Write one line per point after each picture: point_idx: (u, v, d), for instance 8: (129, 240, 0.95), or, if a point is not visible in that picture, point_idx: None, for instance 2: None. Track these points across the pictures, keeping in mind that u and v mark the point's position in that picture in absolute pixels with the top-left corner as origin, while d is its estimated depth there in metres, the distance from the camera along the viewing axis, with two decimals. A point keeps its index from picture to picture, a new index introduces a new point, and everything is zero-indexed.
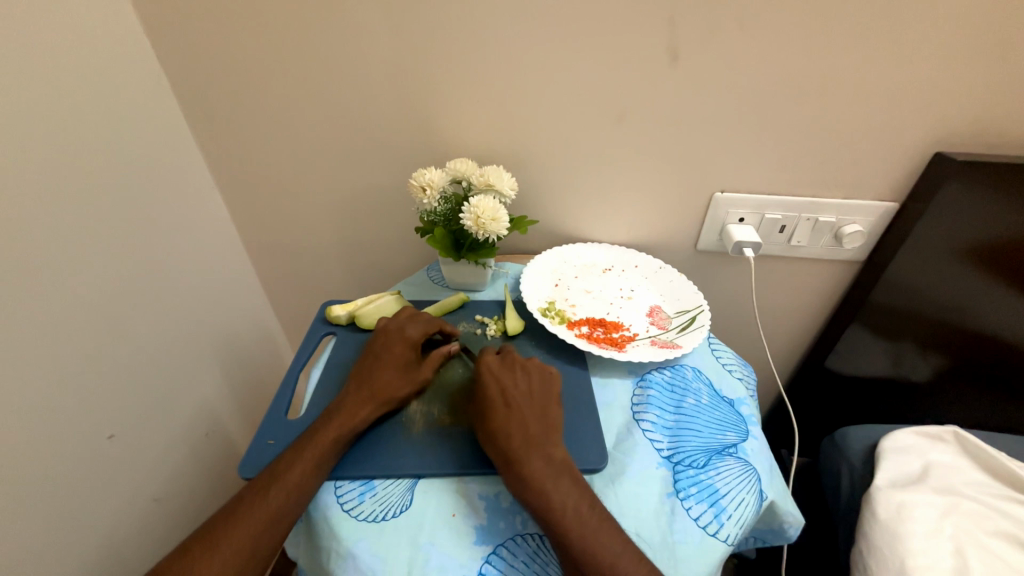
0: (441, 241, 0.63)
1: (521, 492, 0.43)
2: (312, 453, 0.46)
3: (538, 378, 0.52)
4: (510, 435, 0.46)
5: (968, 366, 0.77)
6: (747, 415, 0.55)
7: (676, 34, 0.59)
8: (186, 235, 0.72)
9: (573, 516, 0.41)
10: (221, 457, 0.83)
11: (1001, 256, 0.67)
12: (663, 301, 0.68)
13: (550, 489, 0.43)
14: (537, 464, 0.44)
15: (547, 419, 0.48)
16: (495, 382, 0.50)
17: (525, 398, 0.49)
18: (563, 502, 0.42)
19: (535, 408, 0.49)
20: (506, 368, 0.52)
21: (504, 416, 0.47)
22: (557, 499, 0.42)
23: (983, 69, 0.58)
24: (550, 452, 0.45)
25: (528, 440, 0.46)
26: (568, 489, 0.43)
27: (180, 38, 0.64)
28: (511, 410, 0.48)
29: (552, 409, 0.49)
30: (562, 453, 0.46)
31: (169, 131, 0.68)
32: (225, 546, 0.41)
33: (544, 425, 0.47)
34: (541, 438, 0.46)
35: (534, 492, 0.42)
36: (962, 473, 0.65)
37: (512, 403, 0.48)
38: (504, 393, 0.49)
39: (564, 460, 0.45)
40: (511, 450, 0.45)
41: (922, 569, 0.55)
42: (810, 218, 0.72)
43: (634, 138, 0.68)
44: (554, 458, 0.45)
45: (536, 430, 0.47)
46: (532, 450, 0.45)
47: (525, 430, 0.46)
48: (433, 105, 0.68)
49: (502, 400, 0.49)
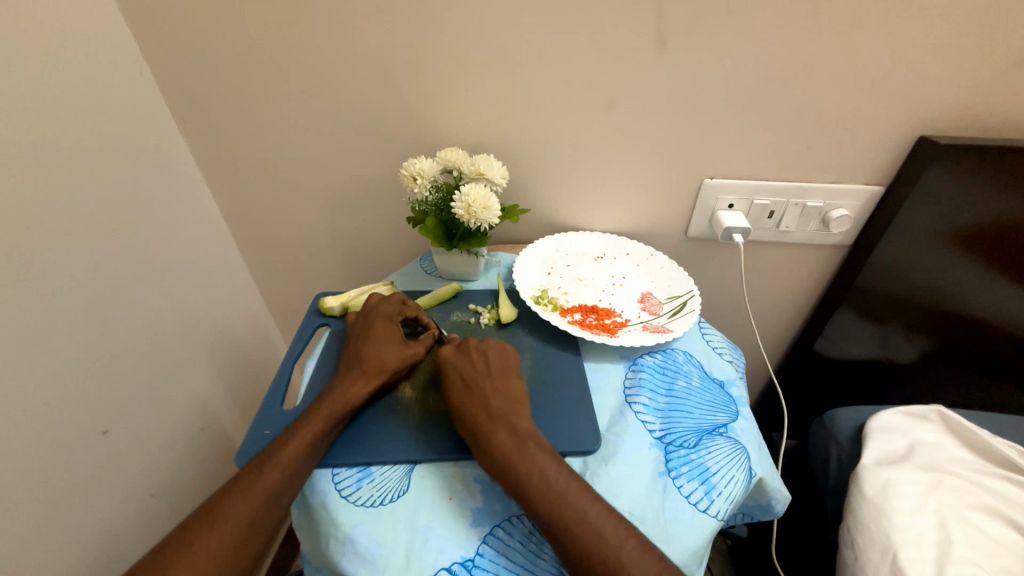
0: (433, 230, 0.63)
1: (489, 464, 0.44)
2: (307, 432, 0.47)
3: (497, 356, 0.53)
4: (471, 412, 0.47)
5: (951, 346, 0.79)
6: (736, 396, 0.56)
7: (664, 20, 0.59)
8: (176, 230, 0.72)
9: (540, 480, 0.42)
10: (216, 451, 0.83)
11: (983, 238, 0.68)
12: (655, 287, 0.69)
13: (515, 458, 0.43)
14: (499, 436, 0.44)
15: (508, 394, 0.49)
16: (454, 367, 0.51)
17: (485, 376, 0.50)
18: (528, 469, 0.42)
19: (495, 384, 0.49)
20: (465, 350, 0.53)
21: (464, 394, 0.48)
22: (522, 466, 0.42)
23: (966, 52, 0.58)
24: (513, 423, 0.46)
25: (489, 413, 0.46)
26: (534, 455, 0.43)
27: (162, 28, 0.63)
28: (471, 389, 0.49)
29: (512, 384, 0.50)
30: (527, 423, 0.46)
31: (155, 124, 0.67)
32: (222, 523, 0.41)
33: (506, 399, 0.48)
34: (503, 410, 0.47)
35: (499, 461, 0.43)
36: (946, 450, 0.66)
37: (471, 382, 0.49)
38: (463, 375, 0.50)
39: (529, 429, 0.46)
40: (474, 424, 0.46)
41: (906, 544, 0.56)
42: (798, 203, 0.73)
43: (624, 126, 0.68)
44: (517, 427, 0.46)
45: (498, 405, 0.47)
46: (494, 423, 0.46)
47: (486, 406, 0.47)
48: (422, 94, 0.67)
49: (462, 382, 0.49)
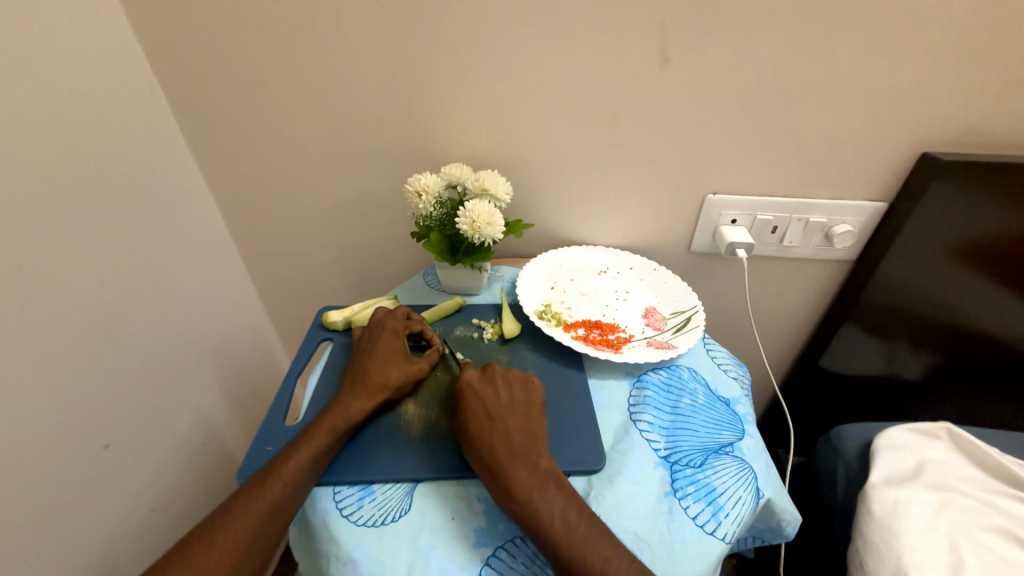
0: (437, 245, 0.64)
1: (508, 505, 0.43)
2: (310, 447, 0.46)
3: (521, 387, 0.52)
4: (493, 445, 0.46)
5: (958, 363, 0.78)
6: (742, 414, 0.56)
7: (665, 39, 0.60)
8: (182, 244, 0.73)
9: (562, 525, 0.41)
10: (217, 465, 0.83)
11: (988, 254, 0.68)
12: (658, 302, 0.69)
13: (536, 499, 0.42)
14: (521, 475, 0.44)
15: (531, 429, 0.48)
16: (476, 395, 0.50)
17: (508, 409, 0.49)
18: (550, 512, 0.42)
19: (518, 419, 0.48)
20: (489, 380, 0.52)
21: (486, 426, 0.47)
22: (544, 508, 0.42)
23: (964, 70, 0.59)
24: (535, 461, 0.45)
25: (512, 449, 0.45)
26: (555, 497, 0.43)
27: (174, 47, 0.64)
28: (493, 421, 0.48)
29: (535, 418, 0.49)
30: (548, 461, 0.46)
31: (163, 139, 0.69)
32: (222, 538, 0.41)
33: (528, 434, 0.47)
34: (525, 447, 0.46)
35: (517, 501, 0.42)
36: (956, 469, 0.65)
37: (492, 415, 0.48)
38: (485, 405, 0.49)
39: (550, 468, 0.45)
40: (495, 460, 0.45)
41: (918, 565, 0.55)
42: (801, 218, 0.73)
43: (626, 143, 0.69)
44: (539, 467, 0.45)
45: (520, 439, 0.46)
46: (516, 461, 0.45)
47: (509, 440, 0.46)
48: (428, 111, 0.68)
49: (484, 412, 0.48)
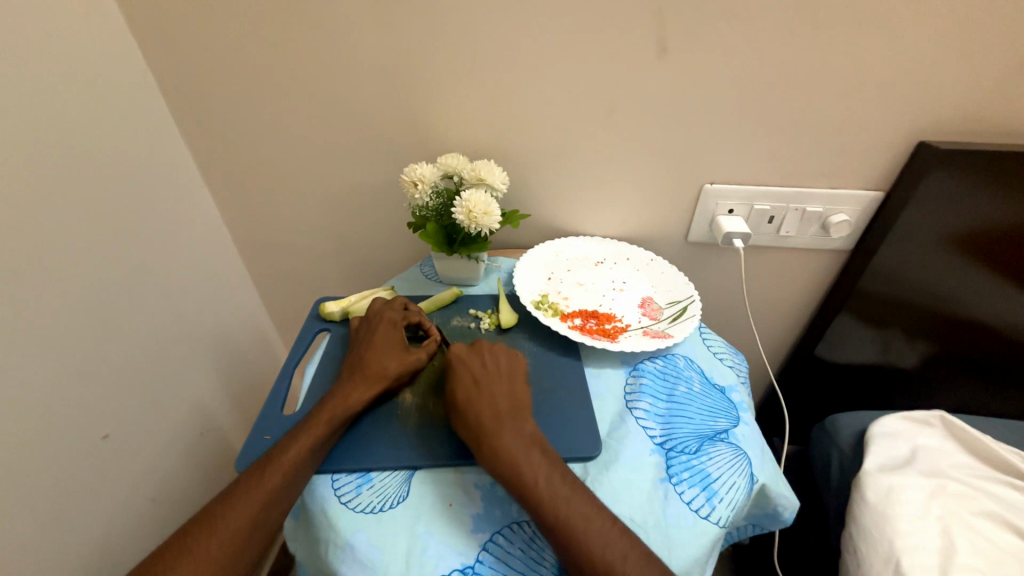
0: (433, 235, 0.64)
1: (494, 466, 0.43)
2: (309, 437, 0.46)
3: (508, 358, 0.52)
4: (480, 411, 0.46)
5: (953, 351, 0.79)
6: (738, 402, 0.56)
7: (663, 26, 0.60)
8: (177, 236, 0.72)
9: (544, 487, 0.42)
10: (216, 456, 0.83)
11: (983, 243, 0.68)
12: (655, 292, 0.69)
13: (521, 462, 0.43)
14: (507, 439, 0.44)
15: (517, 396, 0.49)
16: (463, 364, 0.51)
17: (495, 377, 0.50)
18: (533, 475, 0.42)
19: (503, 387, 0.49)
20: (475, 350, 0.52)
21: (474, 392, 0.48)
22: (527, 470, 0.42)
23: (962, 59, 0.59)
24: (521, 427, 0.46)
25: (499, 414, 0.46)
26: (539, 460, 0.43)
27: (167, 36, 0.63)
28: (480, 389, 0.48)
29: (521, 385, 0.50)
30: (533, 428, 0.46)
31: (157, 130, 0.68)
32: (222, 527, 0.41)
33: (513, 401, 0.48)
34: (512, 413, 0.47)
35: (502, 463, 0.43)
36: (949, 455, 0.66)
37: (478, 383, 0.49)
38: (472, 373, 0.50)
39: (535, 434, 0.46)
40: (481, 425, 0.45)
41: (909, 550, 0.56)
42: (797, 208, 0.73)
43: (623, 132, 0.69)
44: (525, 432, 0.45)
45: (506, 406, 0.47)
46: (502, 426, 0.45)
47: (495, 406, 0.47)
48: (424, 101, 0.68)
49: (471, 379, 0.49)
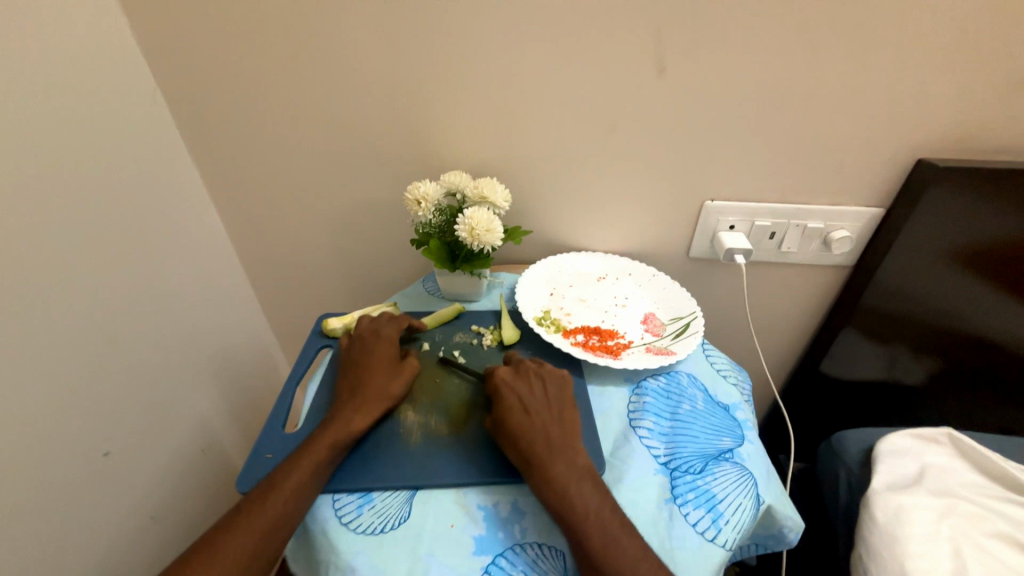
0: (436, 252, 0.64)
1: (546, 497, 0.43)
2: (310, 461, 0.46)
3: (555, 384, 0.52)
4: (532, 439, 0.46)
5: (959, 367, 0.78)
6: (742, 420, 0.56)
7: (660, 47, 0.61)
8: (182, 251, 0.73)
9: (597, 522, 0.42)
10: (216, 473, 0.82)
11: (986, 259, 0.68)
12: (657, 308, 0.69)
13: (573, 493, 0.43)
14: (560, 471, 0.44)
15: (564, 423, 0.49)
16: (510, 390, 0.51)
17: (543, 405, 0.50)
18: (586, 508, 0.42)
19: (554, 414, 0.49)
20: (523, 376, 0.52)
21: (525, 420, 0.48)
22: (581, 504, 0.43)
23: (957, 76, 0.60)
24: (571, 457, 0.46)
25: (550, 444, 0.46)
26: (590, 493, 0.44)
27: (178, 58, 0.65)
28: (530, 417, 0.48)
29: (567, 412, 0.50)
30: (583, 458, 0.46)
31: (164, 147, 0.69)
32: (223, 555, 0.40)
33: (565, 429, 0.48)
34: (562, 442, 0.47)
35: (554, 495, 0.43)
36: (959, 474, 0.65)
37: (532, 408, 0.49)
38: (522, 401, 0.50)
39: (585, 465, 0.46)
40: (534, 455, 0.45)
41: (922, 573, 0.55)
42: (799, 224, 0.73)
43: (623, 149, 0.69)
44: (575, 463, 0.45)
45: (558, 435, 0.47)
46: (554, 457, 0.45)
47: (547, 435, 0.47)
48: (427, 119, 0.69)
49: (521, 406, 0.49)
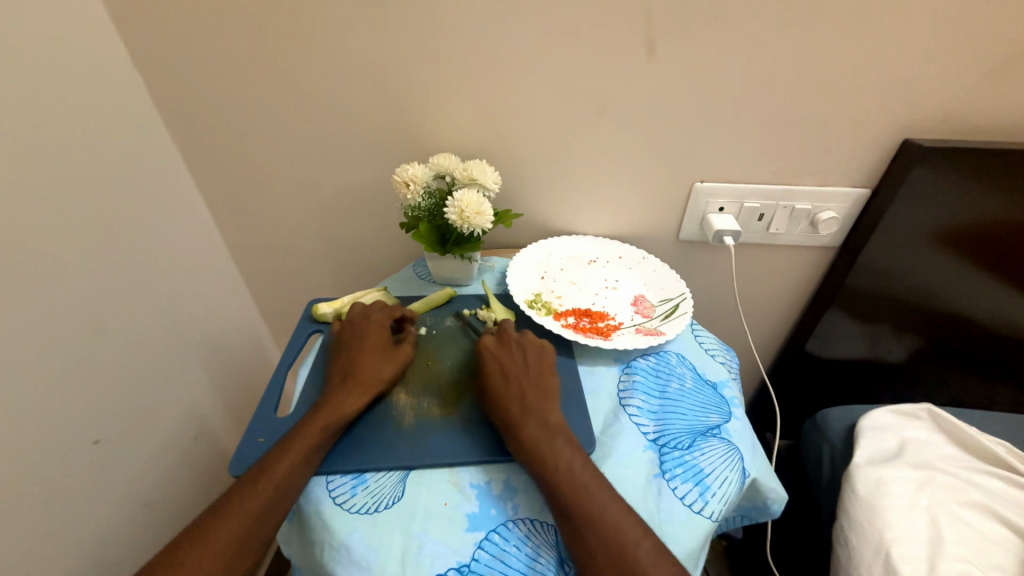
0: (426, 236, 0.64)
1: (521, 454, 0.46)
2: (302, 444, 0.46)
3: (535, 353, 0.54)
4: (506, 402, 0.49)
5: (939, 345, 0.80)
6: (729, 397, 0.57)
7: (652, 26, 0.60)
8: (167, 237, 0.72)
9: (566, 473, 0.43)
10: (209, 459, 0.82)
11: (967, 239, 0.69)
12: (647, 290, 0.69)
13: (545, 450, 0.45)
14: (531, 427, 0.47)
15: (542, 388, 0.51)
16: (493, 358, 0.54)
17: (523, 372, 0.52)
18: (556, 459, 0.44)
19: (532, 380, 0.51)
20: (506, 346, 0.55)
21: (501, 385, 0.51)
22: (551, 455, 0.44)
23: (945, 57, 0.60)
24: (545, 418, 0.48)
25: (524, 406, 0.49)
26: (561, 447, 0.45)
27: (156, 36, 0.63)
28: (508, 382, 0.51)
29: (546, 379, 0.52)
30: (557, 419, 0.48)
31: (145, 131, 0.67)
32: (215, 538, 0.41)
33: (540, 393, 0.50)
34: (537, 406, 0.49)
35: (527, 452, 0.45)
36: (936, 447, 0.67)
37: (511, 375, 0.52)
38: (502, 368, 0.53)
39: (558, 425, 0.48)
40: (509, 416, 0.48)
41: (899, 541, 0.57)
42: (787, 205, 0.74)
43: (614, 131, 0.69)
44: (548, 423, 0.47)
45: (532, 397, 0.50)
46: (527, 416, 0.48)
47: (522, 397, 0.50)
48: (415, 100, 0.68)
49: (500, 373, 0.52)
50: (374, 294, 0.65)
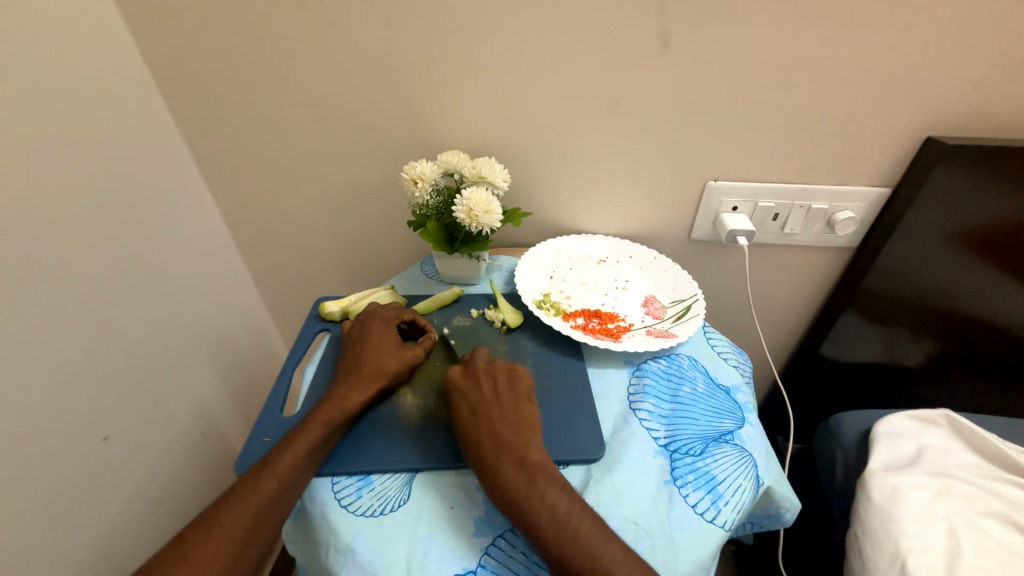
0: (434, 234, 0.63)
1: (499, 501, 0.43)
2: (305, 440, 0.46)
3: (505, 378, 0.51)
4: (479, 440, 0.46)
5: (959, 349, 0.78)
6: (742, 403, 0.55)
7: (667, 20, 0.59)
8: (176, 234, 0.72)
9: (550, 519, 0.40)
10: (217, 455, 0.83)
11: (990, 240, 0.67)
12: (658, 291, 0.68)
13: (525, 496, 0.42)
14: (508, 470, 0.43)
15: (517, 420, 0.47)
16: (460, 393, 0.50)
17: (494, 405, 0.48)
18: (538, 506, 0.41)
19: (504, 411, 0.48)
20: (471, 374, 0.51)
21: (471, 423, 0.47)
22: (531, 504, 0.41)
23: (972, 51, 0.58)
24: (523, 456, 0.44)
25: (499, 444, 0.45)
26: (544, 491, 0.42)
27: (164, 32, 0.62)
28: (478, 418, 0.47)
29: (521, 409, 0.48)
30: (536, 454, 0.45)
31: (154, 127, 0.67)
32: (218, 532, 0.40)
33: (516, 427, 0.47)
34: (513, 442, 0.45)
35: (506, 499, 0.42)
36: (954, 454, 0.65)
37: (479, 410, 0.48)
38: (469, 403, 0.49)
39: (540, 462, 0.44)
40: (482, 458, 0.45)
41: (916, 551, 0.56)
42: (803, 205, 0.72)
43: (625, 128, 0.68)
44: (528, 462, 0.44)
45: (507, 433, 0.46)
46: (504, 456, 0.44)
47: (495, 436, 0.46)
48: (424, 96, 0.67)
49: (468, 408, 0.48)
50: (382, 292, 0.65)
